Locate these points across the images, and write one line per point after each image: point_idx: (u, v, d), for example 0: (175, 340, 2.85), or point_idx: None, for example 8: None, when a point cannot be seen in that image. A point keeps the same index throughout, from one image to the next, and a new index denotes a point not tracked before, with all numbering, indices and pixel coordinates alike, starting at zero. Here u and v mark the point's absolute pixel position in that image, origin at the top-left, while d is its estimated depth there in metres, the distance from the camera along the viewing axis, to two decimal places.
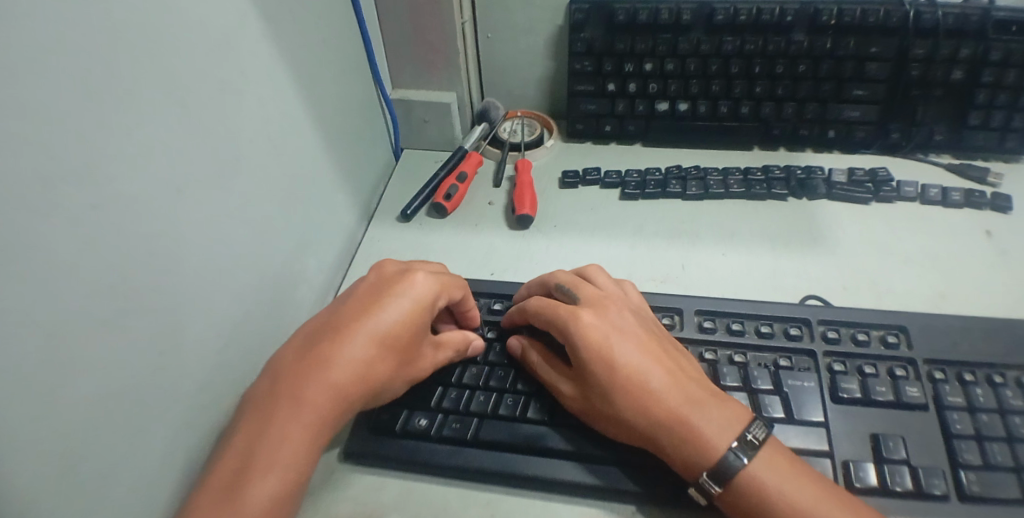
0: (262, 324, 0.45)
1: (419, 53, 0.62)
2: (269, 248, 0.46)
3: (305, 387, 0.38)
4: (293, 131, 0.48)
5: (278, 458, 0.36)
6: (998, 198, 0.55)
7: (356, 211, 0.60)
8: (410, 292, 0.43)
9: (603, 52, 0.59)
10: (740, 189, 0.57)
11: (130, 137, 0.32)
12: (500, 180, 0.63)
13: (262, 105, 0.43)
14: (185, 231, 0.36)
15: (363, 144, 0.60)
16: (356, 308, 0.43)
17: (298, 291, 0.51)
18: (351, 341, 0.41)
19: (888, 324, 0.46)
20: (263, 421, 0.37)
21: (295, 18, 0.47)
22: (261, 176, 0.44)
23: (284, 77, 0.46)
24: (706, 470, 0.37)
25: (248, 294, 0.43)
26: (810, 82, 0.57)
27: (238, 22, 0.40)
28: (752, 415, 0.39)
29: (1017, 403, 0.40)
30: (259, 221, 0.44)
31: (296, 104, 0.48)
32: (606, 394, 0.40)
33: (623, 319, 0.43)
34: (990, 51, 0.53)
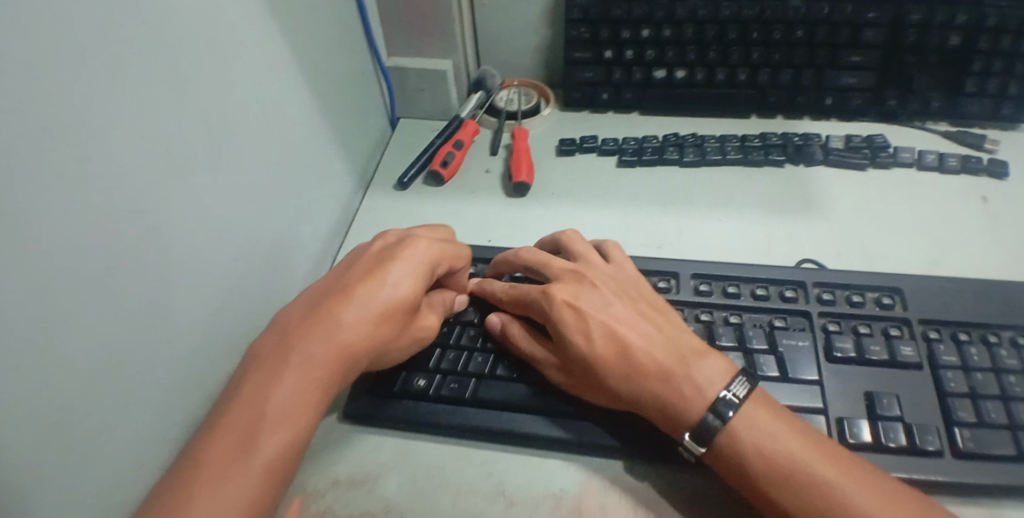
0: (257, 285, 0.45)
1: (415, 19, 0.61)
2: (264, 209, 0.46)
3: (313, 347, 0.38)
4: (286, 92, 0.47)
5: (285, 411, 0.36)
6: (995, 164, 0.54)
7: (352, 178, 0.60)
8: (414, 254, 0.43)
9: (600, 18, 0.58)
10: (737, 156, 0.57)
11: (125, 85, 0.31)
12: (497, 148, 0.63)
13: (255, 63, 0.43)
14: (182, 186, 0.36)
15: (357, 111, 0.60)
16: (361, 271, 0.42)
17: (294, 254, 0.51)
18: (358, 303, 0.40)
19: (883, 286, 0.46)
20: (272, 370, 0.37)
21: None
22: (256, 136, 0.44)
23: (278, 36, 0.45)
24: (688, 431, 0.37)
25: (243, 253, 0.43)
26: (807, 48, 0.56)
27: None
28: (734, 371, 0.39)
29: (1011, 362, 0.41)
30: (253, 182, 0.44)
31: (289, 64, 0.47)
32: (588, 367, 0.40)
33: (593, 292, 0.43)
34: (986, 18, 0.53)
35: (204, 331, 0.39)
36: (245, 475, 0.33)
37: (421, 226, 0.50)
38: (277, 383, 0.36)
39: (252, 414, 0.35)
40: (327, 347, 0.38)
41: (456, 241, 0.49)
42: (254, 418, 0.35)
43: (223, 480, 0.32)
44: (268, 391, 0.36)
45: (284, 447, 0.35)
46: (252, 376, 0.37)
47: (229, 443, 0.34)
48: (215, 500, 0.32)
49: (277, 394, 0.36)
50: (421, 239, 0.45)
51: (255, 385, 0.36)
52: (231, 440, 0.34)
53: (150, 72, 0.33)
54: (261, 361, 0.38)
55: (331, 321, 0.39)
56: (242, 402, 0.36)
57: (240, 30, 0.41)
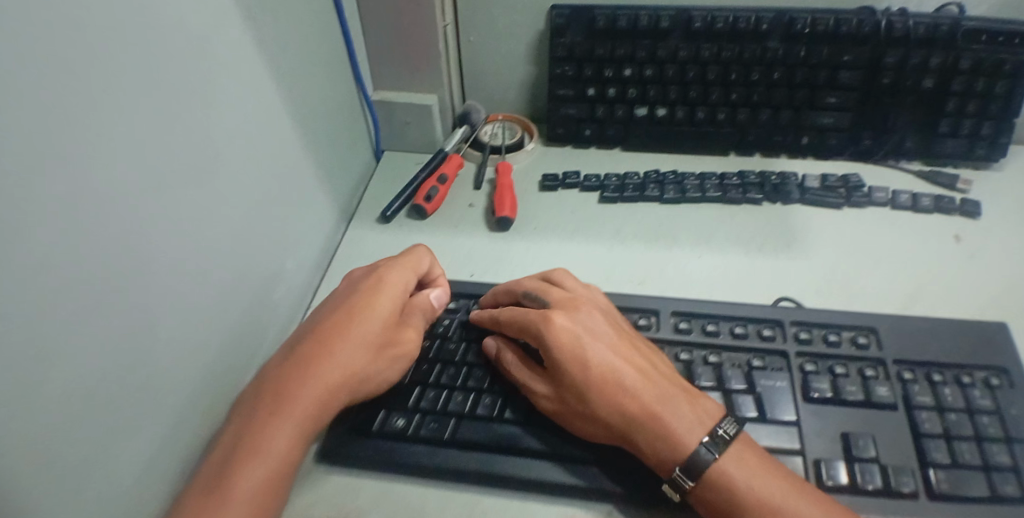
0: (239, 321, 0.45)
1: (402, 55, 0.62)
2: (248, 244, 0.46)
3: (290, 385, 0.39)
4: (271, 130, 0.48)
5: (267, 447, 0.37)
6: (968, 204, 0.56)
7: (335, 212, 0.60)
8: (379, 286, 0.46)
9: (583, 57, 0.59)
10: (716, 193, 0.58)
11: (110, 130, 0.31)
12: (481, 183, 0.63)
13: (241, 102, 0.43)
14: (166, 225, 0.36)
15: (342, 145, 0.60)
16: (332, 311, 0.45)
17: (276, 289, 0.50)
18: (331, 340, 0.42)
19: (860, 325, 0.46)
20: (254, 412, 0.38)
21: (272, 17, 0.46)
22: (240, 172, 0.44)
23: (261, 73, 0.46)
24: (677, 466, 0.37)
25: (227, 289, 0.43)
26: (784, 89, 0.57)
27: (217, 17, 0.39)
28: (723, 413, 0.39)
29: (985, 402, 0.41)
30: (236, 219, 0.44)
31: (272, 101, 0.48)
32: (583, 394, 0.40)
33: (591, 319, 0.44)
34: (961, 61, 0.54)
35: (184, 371, 0.39)
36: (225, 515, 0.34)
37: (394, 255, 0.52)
38: (258, 425, 0.38)
39: (233, 455, 0.36)
40: (308, 379, 0.40)
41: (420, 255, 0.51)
42: (245, 455, 0.36)
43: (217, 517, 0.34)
44: (249, 432, 0.37)
45: (264, 481, 0.36)
46: (237, 420, 0.38)
47: (210, 487, 0.35)
48: None
49: (260, 426, 0.37)
50: (386, 272, 0.47)
51: (242, 425, 0.38)
52: (211, 485, 0.35)
53: (134, 116, 0.33)
54: (245, 405, 0.39)
55: (306, 360, 0.41)
56: (225, 447, 0.37)
57: (223, 70, 0.41)
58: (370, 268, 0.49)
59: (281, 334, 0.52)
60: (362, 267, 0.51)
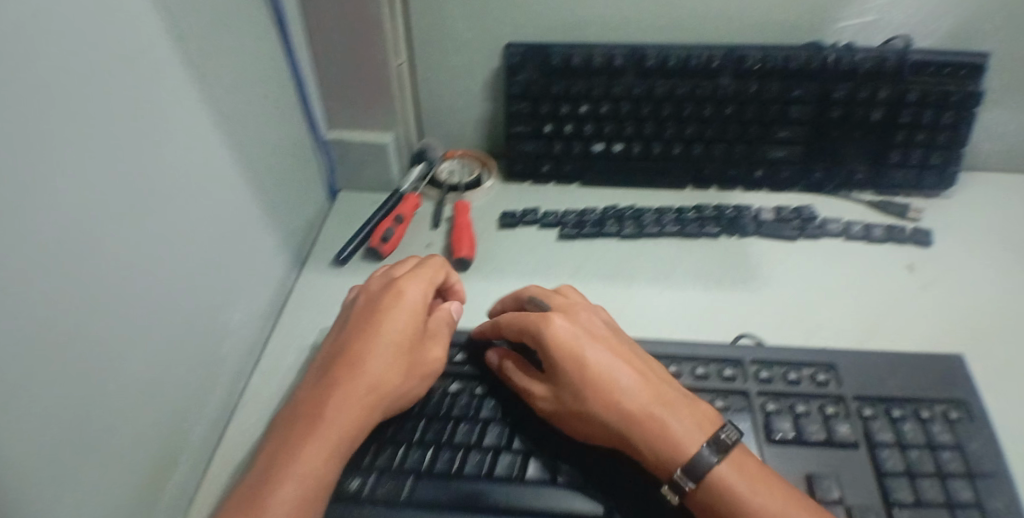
0: (184, 382, 0.43)
1: (355, 95, 0.61)
2: (196, 300, 0.44)
3: (321, 408, 0.40)
4: (218, 179, 0.46)
5: (299, 469, 0.37)
6: (918, 234, 0.57)
7: (287, 256, 0.58)
8: (398, 298, 0.47)
9: (539, 95, 0.59)
10: (674, 228, 0.58)
11: (49, 199, 0.29)
12: (439, 221, 0.62)
13: (185, 154, 0.41)
14: (111, 294, 0.34)
15: (293, 188, 0.58)
16: (356, 326, 0.46)
17: (223, 343, 0.48)
18: (357, 359, 0.43)
19: (818, 362, 0.45)
20: (288, 438, 0.39)
21: (216, 63, 0.45)
22: (186, 227, 0.42)
23: (206, 121, 0.44)
24: (679, 466, 0.37)
25: (172, 350, 0.41)
26: (737, 124, 0.58)
27: (156, 69, 0.38)
28: (721, 420, 0.39)
29: (945, 437, 0.41)
30: (182, 275, 0.42)
31: (219, 149, 0.46)
32: (583, 393, 0.40)
33: (594, 324, 0.45)
34: (907, 93, 0.55)
35: (121, 445, 0.36)
36: None
37: (404, 265, 0.52)
38: (292, 449, 0.39)
39: (267, 481, 0.37)
40: (340, 398, 0.41)
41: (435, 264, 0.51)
42: (281, 475, 0.37)
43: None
44: (283, 457, 0.38)
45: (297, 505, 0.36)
46: (273, 446, 0.39)
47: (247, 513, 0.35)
48: None
49: (294, 450, 0.38)
50: (403, 284, 0.48)
51: (279, 446, 0.39)
52: (247, 511, 0.36)
53: (72, 180, 0.31)
54: (281, 430, 0.40)
55: (334, 382, 0.42)
56: (261, 474, 0.38)
57: (166, 122, 0.39)
58: (387, 278, 0.50)
59: (229, 389, 0.49)
60: (377, 275, 0.52)
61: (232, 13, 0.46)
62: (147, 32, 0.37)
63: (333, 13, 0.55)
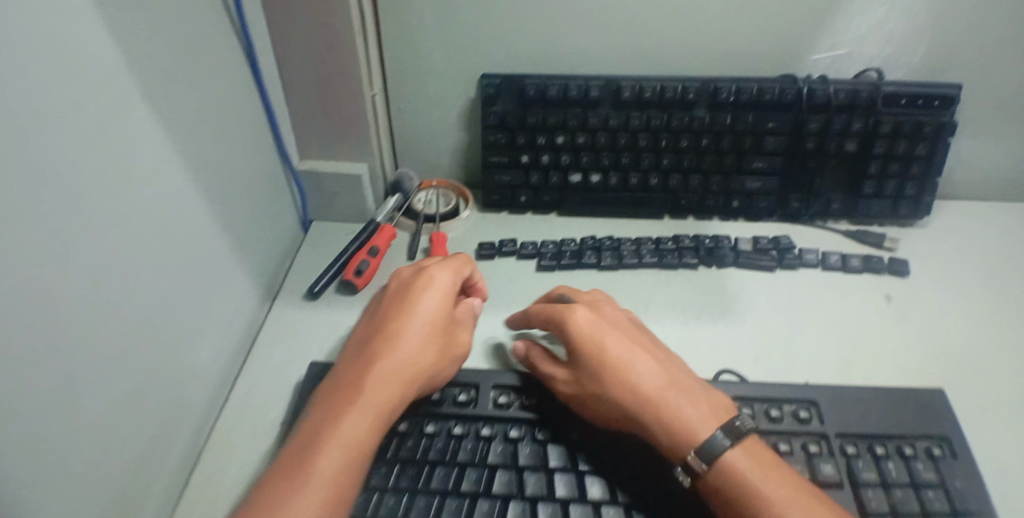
0: (143, 429, 0.40)
1: (328, 125, 0.60)
2: (158, 342, 0.41)
3: (362, 381, 0.41)
4: (186, 215, 0.44)
5: (344, 437, 0.38)
6: (895, 263, 0.57)
7: (257, 291, 0.56)
8: (431, 280, 0.48)
9: (515, 125, 0.58)
10: (652, 259, 0.57)
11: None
12: (415, 254, 0.61)
13: (150, 191, 0.40)
14: (60, 339, 0.32)
15: (265, 220, 0.57)
16: (391, 306, 0.47)
17: (189, 386, 0.46)
18: (394, 336, 0.44)
19: (800, 398, 0.44)
20: (330, 409, 0.40)
21: (185, 96, 0.44)
22: (150, 267, 0.40)
23: (172, 155, 0.42)
24: (691, 450, 0.39)
25: (130, 397, 0.38)
26: (713, 155, 0.58)
27: (121, 103, 0.36)
28: (736, 410, 0.41)
29: (929, 475, 0.40)
30: (144, 317, 0.40)
31: (186, 183, 0.44)
32: (603, 377, 0.43)
33: (618, 318, 0.47)
34: (880, 124, 0.55)
35: (71, 502, 0.33)
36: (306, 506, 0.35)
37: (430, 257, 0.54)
38: (335, 418, 0.39)
39: (312, 446, 0.38)
40: (380, 371, 0.42)
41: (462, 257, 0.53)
42: (326, 441, 0.38)
43: (304, 498, 0.35)
44: (326, 426, 0.39)
45: (342, 470, 0.37)
46: (314, 416, 0.40)
47: (294, 475, 0.36)
48: None
49: (338, 419, 0.39)
50: (435, 269, 0.49)
51: (321, 416, 0.40)
52: (293, 474, 0.36)
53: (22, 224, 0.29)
54: (321, 402, 0.41)
55: (374, 358, 0.43)
56: (305, 440, 0.39)
57: (130, 159, 0.38)
58: (417, 265, 0.51)
59: (193, 435, 0.46)
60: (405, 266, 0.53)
61: (201, 44, 0.45)
62: (111, 66, 0.35)
63: (308, 43, 0.54)
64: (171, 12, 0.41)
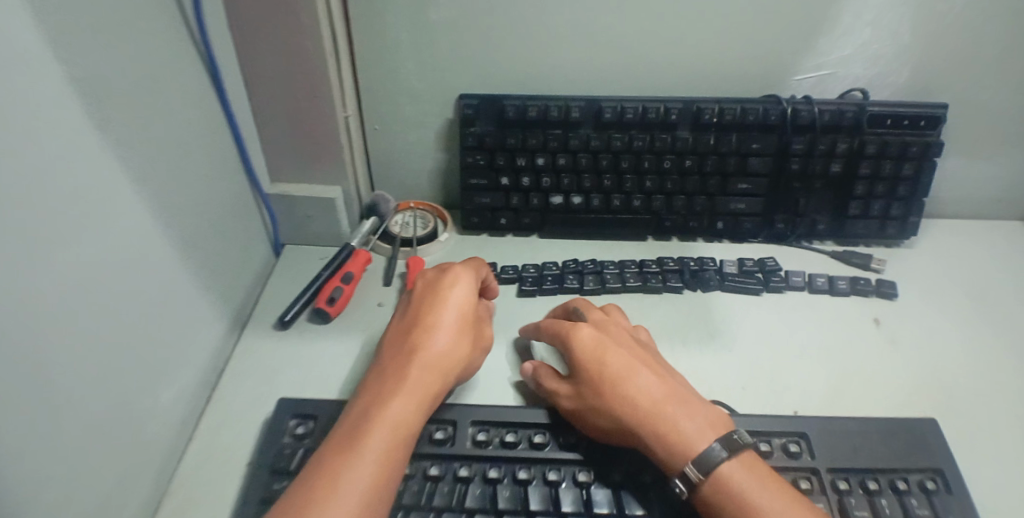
0: (101, 481, 0.37)
1: (300, 148, 0.58)
2: (117, 385, 0.39)
3: (402, 368, 0.42)
4: (150, 249, 0.42)
5: (390, 418, 0.39)
6: (883, 285, 0.56)
7: (226, 322, 0.54)
8: (457, 277, 0.49)
9: (494, 147, 0.57)
10: (636, 283, 0.55)
11: None
12: (391, 278, 0.59)
13: (110, 227, 0.38)
14: (9, 395, 0.29)
15: (233, 248, 0.54)
16: (419, 301, 0.48)
17: (152, 428, 0.43)
18: (429, 325, 0.45)
19: (789, 431, 0.43)
20: (373, 395, 0.41)
21: (147, 125, 0.41)
22: (109, 307, 0.38)
23: (132, 187, 0.40)
24: (688, 462, 0.37)
25: (86, 449, 0.36)
26: (696, 177, 0.57)
27: (75, 137, 0.34)
28: (730, 424, 0.40)
29: (923, 512, 0.39)
30: (104, 359, 0.37)
31: (148, 215, 0.42)
32: (601, 389, 0.41)
33: (623, 333, 0.46)
34: (866, 145, 0.55)
35: None
36: (360, 484, 0.35)
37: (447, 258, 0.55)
38: (381, 402, 0.40)
39: (359, 428, 0.38)
40: (420, 359, 0.43)
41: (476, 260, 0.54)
42: (373, 426, 0.38)
43: (357, 477, 0.35)
44: (371, 409, 0.39)
45: (391, 451, 0.37)
46: (357, 403, 0.41)
47: (344, 454, 0.36)
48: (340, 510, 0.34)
49: (384, 402, 0.40)
50: (461, 266, 0.50)
51: (363, 404, 0.40)
52: (344, 455, 0.36)
53: None
54: (362, 391, 0.42)
55: (411, 347, 0.44)
56: (352, 424, 0.39)
57: (88, 196, 0.35)
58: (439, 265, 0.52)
59: (154, 482, 0.43)
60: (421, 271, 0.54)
61: (163, 69, 0.43)
62: (63, 98, 0.33)
63: (279, 64, 0.52)
64: (129, 37, 0.39)
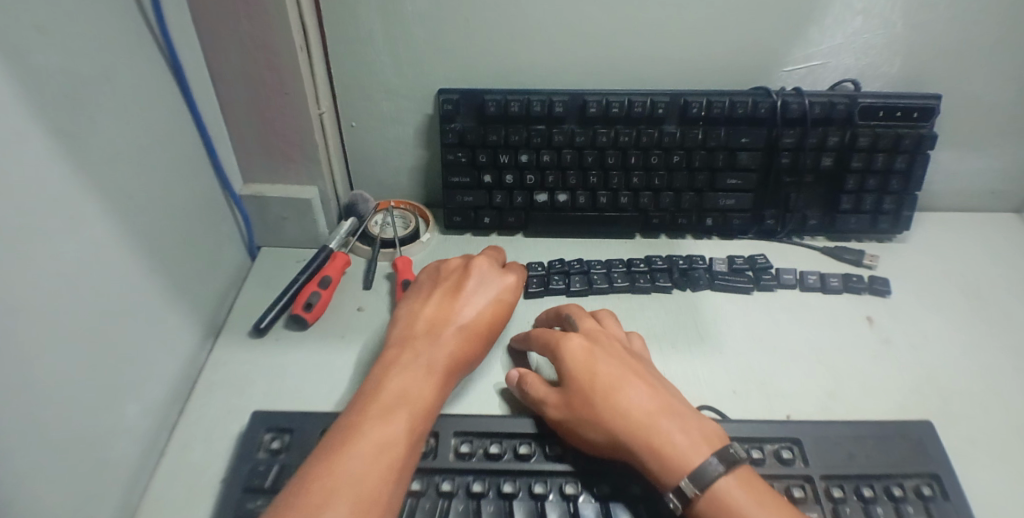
0: (68, 507, 0.35)
1: (272, 148, 0.55)
2: (80, 402, 0.36)
3: (442, 358, 0.42)
4: (114, 260, 0.40)
5: (426, 404, 0.39)
6: (876, 282, 0.55)
7: (198, 329, 0.51)
8: (506, 290, 0.49)
9: (476, 144, 0.55)
10: (624, 283, 0.54)
11: None
12: (372, 281, 0.57)
13: (69, 239, 0.35)
14: None
15: (205, 253, 0.52)
16: (469, 298, 0.47)
17: (122, 446, 0.41)
18: (473, 322, 0.46)
19: (782, 437, 0.42)
20: (409, 374, 0.41)
21: (106, 128, 0.39)
22: (72, 323, 0.35)
23: (92, 195, 0.37)
24: (683, 476, 0.36)
25: (53, 474, 0.33)
26: (685, 172, 0.55)
27: (26, 145, 0.32)
28: (726, 439, 0.38)
29: None
30: (66, 380, 0.35)
31: (111, 224, 0.39)
32: (592, 400, 0.40)
33: (618, 345, 0.45)
34: (858, 138, 0.53)
35: None
36: (393, 461, 0.35)
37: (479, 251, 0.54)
38: (418, 383, 0.40)
39: (396, 405, 0.38)
40: (456, 354, 0.43)
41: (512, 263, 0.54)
42: (408, 410, 0.38)
43: (390, 453, 0.35)
44: (409, 388, 0.39)
45: (421, 435, 0.38)
46: (392, 377, 0.40)
47: (379, 428, 0.36)
48: (371, 482, 0.33)
49: (420, 386, 0.40)
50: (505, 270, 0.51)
51: (400, 388, 0.39)
52: (380, 428, 0.36)
53: None
54: (395, 366, 0.41)
55: (452, 337, 0.44)
56: (386, 397, 0.39)
57: (43, 207, 0.33)
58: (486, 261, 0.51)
59: (124, 501, 0.41)
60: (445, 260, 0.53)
61: (120, 66, 0.40)
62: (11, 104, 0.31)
63: (246, 61, 0.49)
64: (84, 34, 0.36)
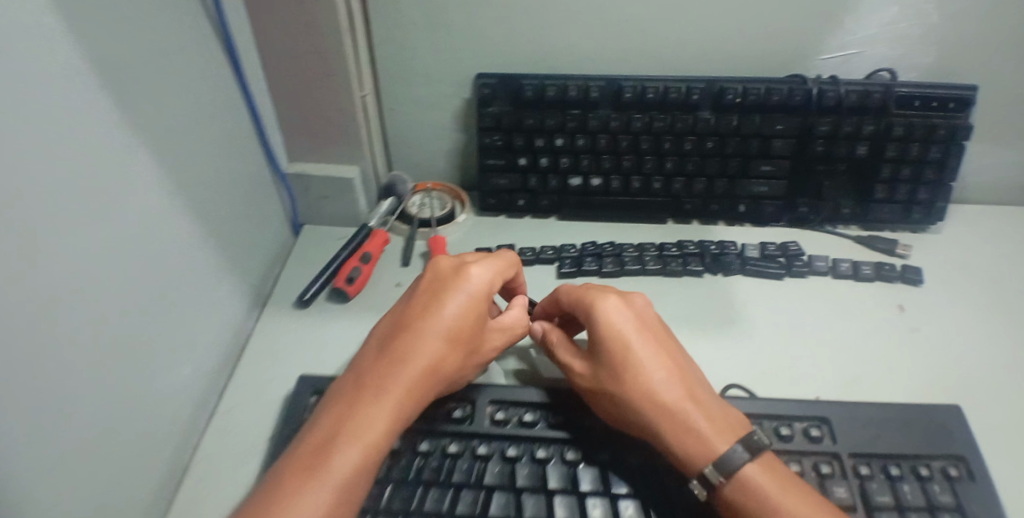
0: (130, 450, 0.38)
1: (317, 128, 0.58)
2: (141, 355, 0.39)
3: (387, 380, 0.40)
4: (172, 227, 0.42)
5: (365, 433, 0.37)
6: (908, 271, 0.55)
7: (247, 298, 0.54)
8: (475, 288, 0.44)
9: (512, 127, 0.56)
10: (655, 266, 0.55)
11: None
12: (409, 258, 0.59)
13: (133, 203, 0.38)
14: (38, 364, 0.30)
15: (254, 227, 0.55)
16: (421, 309, 0.43)
17: (177, 401, 0.44)
18: (424, 334, 0.42)
19: (810, 416, 0.42)
20: (349, 403, 0.39)
21: (167, 102, 0.42)
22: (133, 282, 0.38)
23: (155, 164, 0.40)
24: (708, 463, 0.37)
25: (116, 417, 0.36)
26: (717, 158, 0.56)
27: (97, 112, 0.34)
28: (749, 427, 0.39)
29: (945, 499, 0.38)
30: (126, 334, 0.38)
31: (171, 193, 0.42)
32: (619, 377, 0.41)
33: (644, 315, 0.44)
34: (893, 127, 0.53)
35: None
36: (318, 497, 0.34)
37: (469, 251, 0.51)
38: (357, 412, 0.38)
39: (326, 438, 0.37)
40: (405, 373, 0.40)
41: (502, 252, 0.50)
42: (345, 441, 0.37)
43: (314, 492, 0.34)
44: (347, 419, 0.38)
45: (360, 465, 0.36)
46: (333, 408, 0.39)
47: (307, 464, 0.36)
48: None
49: (359, 414, 0.38)
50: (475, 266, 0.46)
51: (340, 415, 0.39)
52: (306, 465, 0.36)
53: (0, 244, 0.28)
54: (340, 395, 0.40)
55: (401, 355, 0.41)
56: (322, 430, 0.38)
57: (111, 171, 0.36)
58: (456, 260, 0.47)
59: (178, 451, 0.44)
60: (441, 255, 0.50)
61: (178, 47, 0.43)
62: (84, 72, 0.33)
63: (295, 44, 0.52)
64: (149, 14, 0.39)
